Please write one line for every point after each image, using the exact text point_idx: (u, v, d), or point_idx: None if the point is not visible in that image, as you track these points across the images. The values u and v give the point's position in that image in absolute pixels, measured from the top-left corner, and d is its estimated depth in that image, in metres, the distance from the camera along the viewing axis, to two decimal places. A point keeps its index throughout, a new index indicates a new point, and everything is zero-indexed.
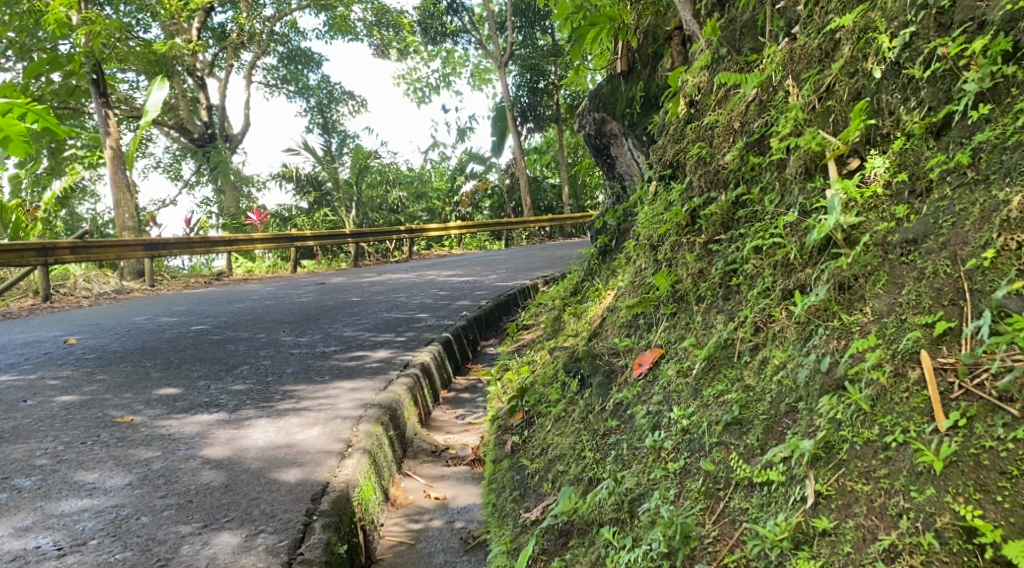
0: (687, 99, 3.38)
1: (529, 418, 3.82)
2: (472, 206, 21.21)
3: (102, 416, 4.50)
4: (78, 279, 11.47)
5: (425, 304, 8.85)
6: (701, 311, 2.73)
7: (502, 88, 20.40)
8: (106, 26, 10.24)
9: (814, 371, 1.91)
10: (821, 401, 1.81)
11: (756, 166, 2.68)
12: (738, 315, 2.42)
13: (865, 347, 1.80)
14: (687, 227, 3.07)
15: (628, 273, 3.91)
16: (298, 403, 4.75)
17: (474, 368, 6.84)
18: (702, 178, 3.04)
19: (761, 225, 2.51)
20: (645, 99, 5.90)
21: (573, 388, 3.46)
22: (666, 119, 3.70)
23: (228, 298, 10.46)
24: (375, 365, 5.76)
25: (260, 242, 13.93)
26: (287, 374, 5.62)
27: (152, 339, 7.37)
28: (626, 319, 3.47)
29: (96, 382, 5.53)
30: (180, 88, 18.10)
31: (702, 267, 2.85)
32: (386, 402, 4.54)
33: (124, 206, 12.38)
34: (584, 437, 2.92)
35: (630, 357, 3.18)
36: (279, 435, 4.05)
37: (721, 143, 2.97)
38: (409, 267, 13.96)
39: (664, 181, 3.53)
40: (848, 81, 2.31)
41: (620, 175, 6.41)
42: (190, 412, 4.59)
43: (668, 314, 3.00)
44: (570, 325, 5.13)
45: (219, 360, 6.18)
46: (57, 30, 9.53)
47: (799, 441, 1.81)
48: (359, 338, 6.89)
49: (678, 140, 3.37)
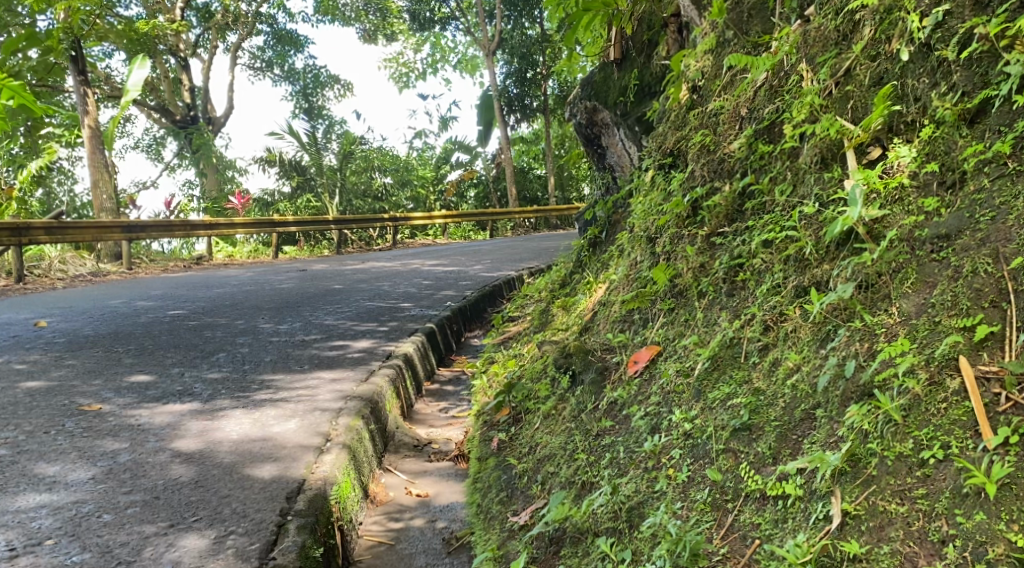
0: (690, 85, 3.23)
1: (517, 415, 3.67)
2: (457, 196, 21.05)
3: (69, 404, 4.31)
4: (53, 261, 11.19)
5: (409, 293, 8.67)
6: (704, 308, 2.61)
7: (491, 77, 20.23)
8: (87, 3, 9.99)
9: (835, 376, 1.76)
10: (847, 410, 1.67)
11: (765, 154, 2.52)
12: (746, 313, 2.29)
13: (896, 352, 1.65)
14: (688, 218, 2.92)
15: (624, 266, 3.77)
16: (275, 393, 4.58)
17: (457, 360, 6.68)
18: (704, 166, 2.90)
19: (771, 218, 2.36)
20: (638, 87, 5.78)
21: (564, 385, 3.31)
22: (665, 106, 3.55)
23: (206, 283, 10.23)
24: (357, 355, 5.59)
25: (242, 226, 13.70)
26: (265, 362, 5.45)
27: (126, 324, 7.16)
28: (621, 315, 3.34)
29: (64, 368, 5.32)
30: (163, 68, 17.75)
31: (705, 261, 2.74)
32: (367, 395, 4.38)
33: (102, 186, 12.12)
34: (577, 438, 2.78)
35: (625, 354, 3.04)
36: (255, 427, 3.88)
37: (726, 130, 2.83)
38: (393, 255, 13.77)
39: (662, 170, 3.36)
40: (870, 66, 2.16)
41: (611, 165, 6.24)
42: (161, 402, 4.40)
43: (667, 310, 2.89)
44: (559, 317, 4.98)
45: (194, 347, 5.98)
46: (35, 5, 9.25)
47: (821, 455, 1.67)
48: (341, 327, 6.71)
49: (680, 127, 3.21)
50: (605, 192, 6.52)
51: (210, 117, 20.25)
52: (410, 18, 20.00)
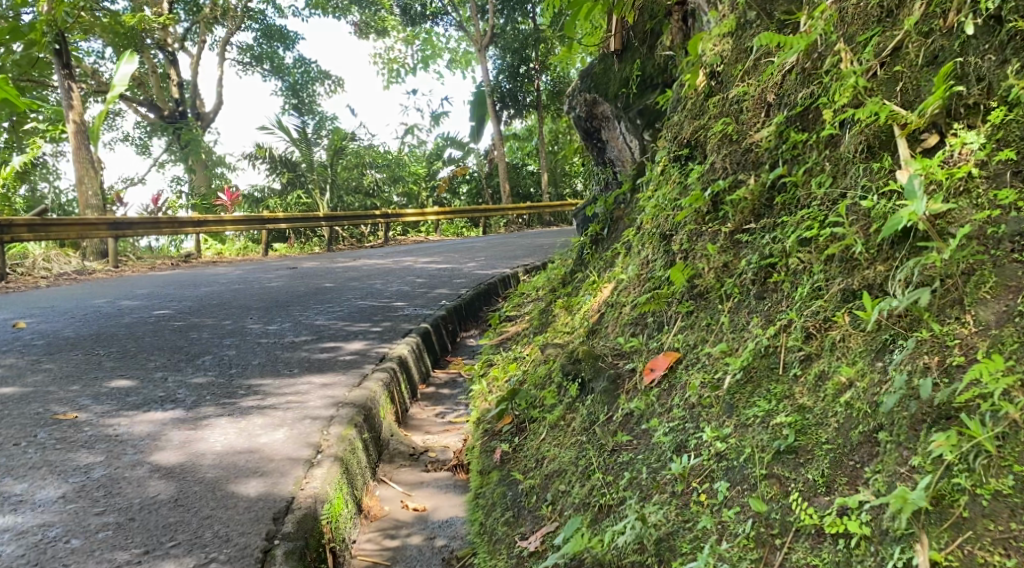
0: (707, 70, 2.99)
1: (520, 424, 3.44)
2: (449, 192, 20.80)
3: (43, 412, 4.07)
4: (37, 258, 10.91)
5: (402, 291, 8.42)
6: (729, 312, 2.39)
7: (483, 73, 19.99)
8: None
9: (906, 396, 1.56)
10: (928, 437, 1.49)
11: (798, 143, 2.29)
12: (782, 319, 2.07)
13: (987, 370, 1.46)
14: (709, 214, 2.70)
15: (634, 264, 3.54)
16: (263, 399, 4.34)
17: (453, 361, 6.44)
18: (726, 158, 2.67)
19: (808, 213, 2.14)
20: (641, 79, 5.55)
21: (573, 393, 3.08)
22: (680, 93, 3.30)
23: (194, 281, 9.97)
24: (349, 357, 5.35)
25: (230, 223, 13.42)
26: (253, 366, 5.21)
27: (110, 324, 6.90)
28: (633, 318, 3.13)
29: (41, 372, 5.07)
30: (151, 62, 17.45)
31: (728, 260, 2.52)
32: (360, 401, 4.14)
33: (87, 181, 11.82)
34: (589, 453, 2.56)
35: (641, 360, 2.81)
36: (240, 437, 3.64)
37: (751, 118, 2.61)
38: (385, 253, 13.54)
39: (676, 162, 3.11)
40: (923, 44, 1.95)
41: (611, 160, 6.04)
42: (141, 410, 4.16)
43: (686, 314, 2.67)
44: (562, 318, 4.75)
45: (179, 349, 5.73)
46: None
47: (895, 489, 1.48)
48: (332, 328, 6.47)
49: (698, 116, 2.98)
50: (605, 188, 6.30)
51: (198, 113, 19.90)
52: (401, 12, 19.70)
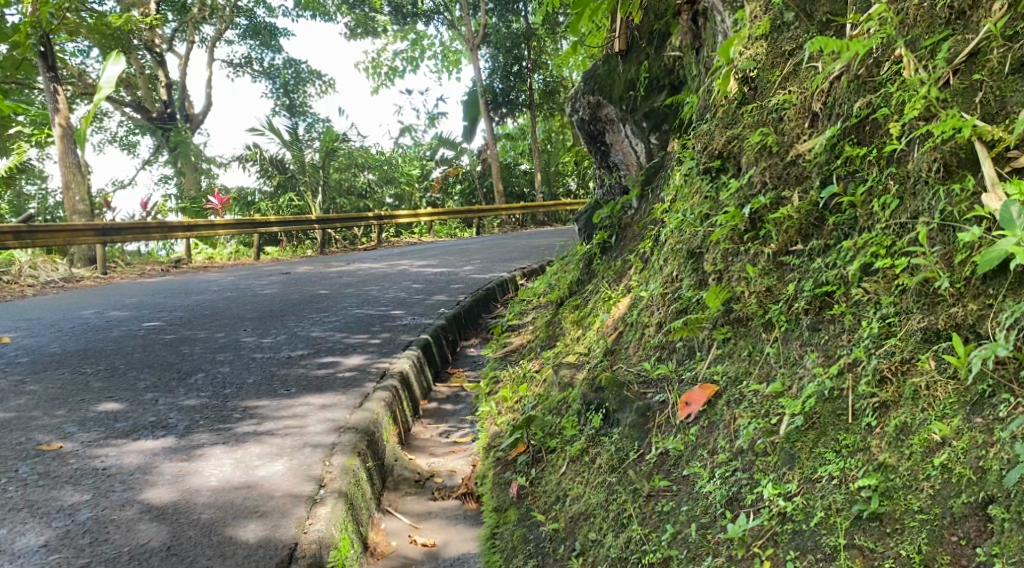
0: (739, 76, 2.76)
1: (536, 454, 3.21)
2: (442, 192, 20.51)
3: (26, 442, 3.83)
4: (24, 265, 10.63)
5: (399, 299, 8.18)
6: (777, 342, 2.18)
7: (476, 72, 19.74)
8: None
9: None
10: None
11: (857, 158, 2.11)
12: (844, 356, 1.91)
13: None
14: (746, 233, 2.47)
15: (655, 280, 3.29)
16: (260, 424, 4.10)
17: (454, 373, 6.19)
18: (765, 171, 2.46)
19: (872, 237, 1.99)
20: (649, 80, 5.33)
21: (596, 424, 2.84)
22: (709, 99, 3.06)
23: (185, 288, 9.70)
24: (348, 375, 5.11)
25: (221, 227, 13.15)
26: (248, 385, 4.97)
27: (98, 338, 6.65)
28: (657, 343, 2.90)
29: (25, 395, 4.82)
30: (138, 64, 17.14)
31: (772, 284, 2.31)
32: (363, 426, 3.90)
33: (75, 187, 11.53)
34: (621, 497, 2.35)
35: (672, 391, 2.58)
36: (237, 470, 3.41)
37: (794, 128, 2.41)
38: (379, 255, 13.28)
39: (703, 175, 2.88)
40: (1009, 49, 1.82)
41: (616, 164, 5.82)
42: (130, 437, 3.91)
43: (720, 340, 2.45)
44: (572, 334, 4.54)
45: (170, 367, 5.48)
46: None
47: None
48: (329, 340, 6.22)
49: (729, 124, 2.75)
50: (608, 192, 6.08)
51: (188, 115, 19.60)
52: (392, 11, 19.42)
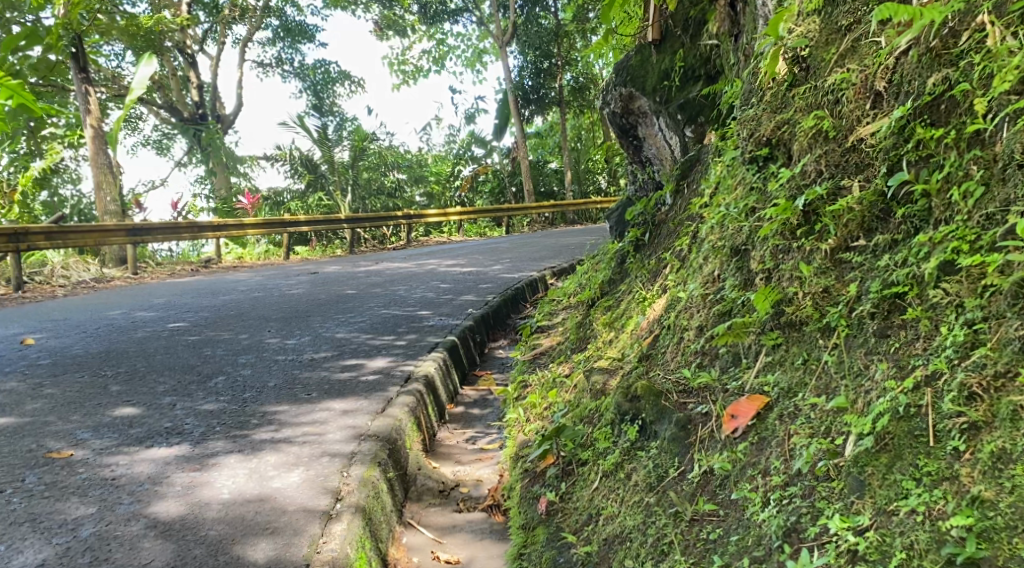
0: (789, 55, 2.51)
1: (567, 466, 2.98)
2: (472, 191, 20.25)
3: (35, 449, 3.69)
4: (56, 266, 10.63)
5: (426, 299, 8.00)
6: (836, 350, 1.95)
7: (505, 70, 19.63)
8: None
9: None
10: None
11: (931, 141, 1.88)
12: (923, 367, 1.69)
13: None
14: (800, 227, 2.24)
15: (695, 280, 3.05)
16: (278, 431, 3.92)
17: (481, 376, 5.98)
18: (821, 158, 2.21)
19: (954, 231, 1.76)
20: (684, 70, 5.08)
21: (630, 437, 2.61)
22: (754, 83, 2.82)
23: (213, 289, 9.62)
24: (371, 378, 4.92)
25: (251, 227, 13.09)
26: (269, 388, 4.80)
27: (122, 340, 6.54)
28: (698, 349, 2.67)
29: (42, 399, 4.69)
30: (170, 65, 17.22)
31: (830, 284, 2.08)
32: (383, 434, 3.72)
33: (106, 188, 11.54)
34: (660, 519, 2.12)
35: (716, 403, 2.36)
36: (250, 482, 3.24)
37: (854, 109, 2.17)
38: (408, 255, 13.14)
39: (750, 166, 2.64)
40: None
41: (649, 159, 5.59)
42: (143, 445, 3.75)
43: (770, 348, 2.24)
44: (604, 336, 4.32)
45: (191, 370, 5.33)
46: None
47: None
48: (354, 342, 6.04)
49: (778, 108, 2.51)
50: (641, 189, 5.81)
51: (220, 116, 19.61)
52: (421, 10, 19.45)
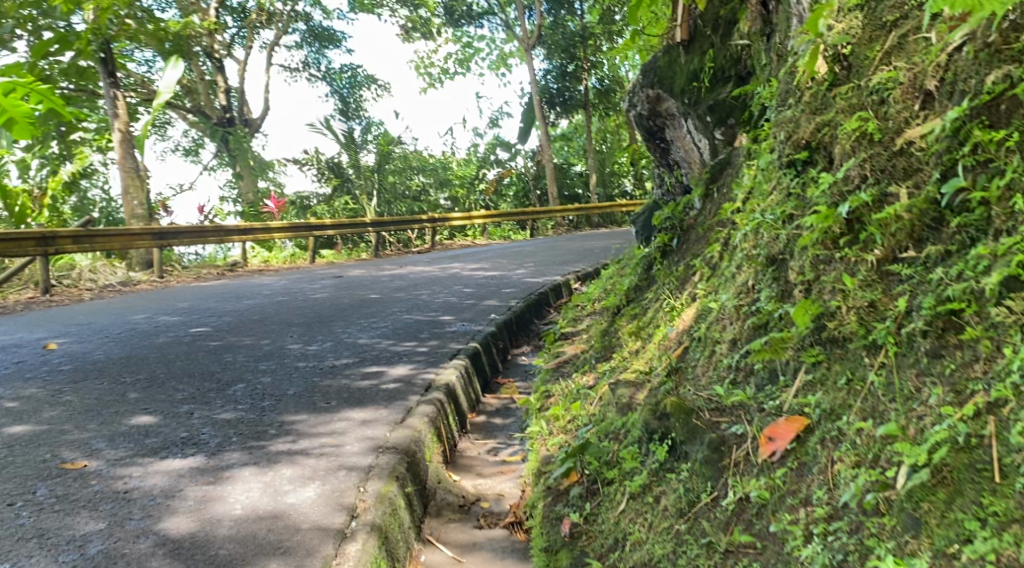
0: (829, 54, 2.37)
1: (592, 485, 2.85)
2: (496, 195, 20.17)
3: (49, 460, 3.61)
4: (84, 269, 10.66)
5: (449, 304, 7.89)
6: (885, 370, 1.82)
7: (530, 73, 19.56)
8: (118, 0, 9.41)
9: None
10: None
11: (991, 143, 1.74)
12: (984, 393, 1.55)
13: None
14: (843, 237, 2.11)
15: (727, 290, 2.92)
16: (295, 442, 3.82)
17: (504, 384, 5.86)
18: (866, 163, 2.08)
19: (1017, 242, 1.62)
20: (713, 71, 4.95)
21: (660, 457, 2.48)
22: (791, 84, 2.68)
23: (238, 293, 9.58)
24: (391, 387, 4.81)
25: (278, 231, 13.09)
26: (288, 396, 4.70)
27: (144, 345, 6.49)
28: (733, 364, 2.54)
29: (59, 407, 4.63)
30: (198, 69, 17.31)
31: (876, 299, 1.95)
32: (402, 446, 3.61)
33: (134, 192, 11.56)
34: (691, 551, 2.00)
35: (751, 424, 2.23)
36: (264, 497, 3.14)
37: (901, 110, 2.04)
38: (432, 258, 13.08)
39: (788, 170, 2.49)
40: None
41: (676, 162, 5.40)
42: (158, 456, 3.66)
43: (810, 365, 2.11)
44: (630, 346, 4.19)
45: (210, 377, 5.25)
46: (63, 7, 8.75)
47: None
48: (375, 349, 5.94)
49: (817, 109, 2.37)
50: (667, 193, 5.66)
51: (247, 120, 19.68)
52: (446, 14, 19.49)
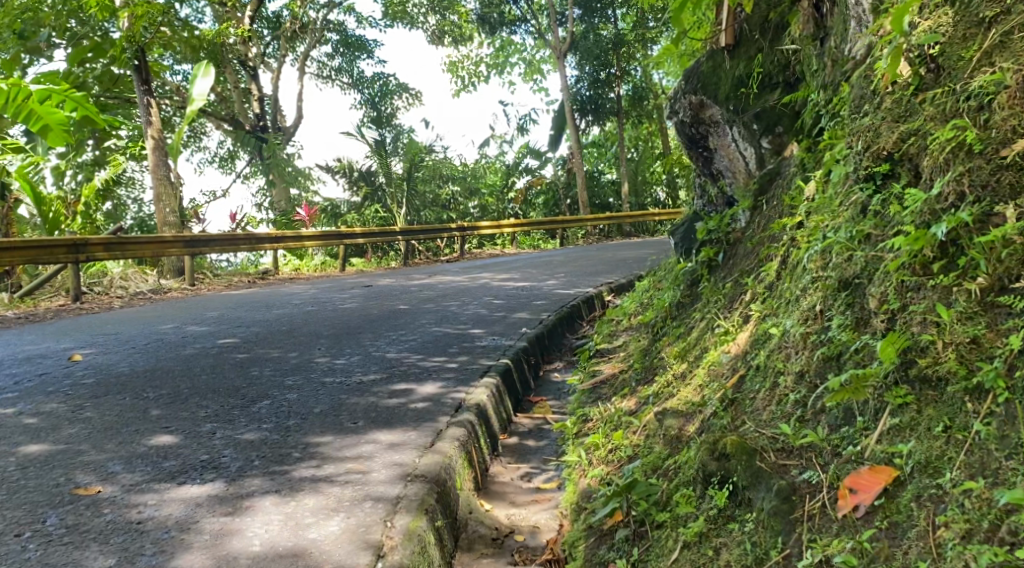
0: (914, 54, 2.11)
1: (640, 528, 2.60)
2: (526, 204, 19.97)
3: (63, 484, 3.43)
4: (115, 276, 10.58)
5: (480, 316, 7.66)
6: (1002, 421, 1.60)
7: (561, 81, 19.30)
8: (153, 8, 9.32)
9: None
10: None
11: None
12: None
13: None
14: (937, 262, 1.88)
15: (791, 314, 2.66)
16: (320, 467, 3.60)
17: (537, 402, 5.60)
18: (964, 176, 1.84)
19: None
20: (763, 76, 4.65)
21: (719, 502, 2.24)
22: (863, 86, 2.41)
23: (267, 301, 9.42)
24: (421, 406, 4.58)
25: (309, 239, 12.95)
26: (313, 415, 4.49)
27: (170, 357, 6.33)
28: (800, 400, 2.28)
29: (78, 424, 4.46)
30: (231, 77, 17.28)
31: (981, 334, 1.73)
32: (432, 474, 3.39)
33: (166, 199, 11.50)
34: None
35: (827, 471, 1.98)
36: (284, 531, 2.93)
37: (1007, 119, 1.80)
38: (462, 267, 12.88)
39: (865, 183, 2.24)
40: None
41: (718, 172, 5.09)
42: (175, 481, 3.45)
43: (895, 407, 1.86)
44: (675, 369, 3.92)
45: (234, 393, 5.05)
46: (98, 14, 8.68)
47: None
48: (404, 364, 5.72)
49: (901, 115, 2.11)
50: (709, 205, 5.35)
51: (280, 127, 19.65)
52: (479, 21, 19.34)
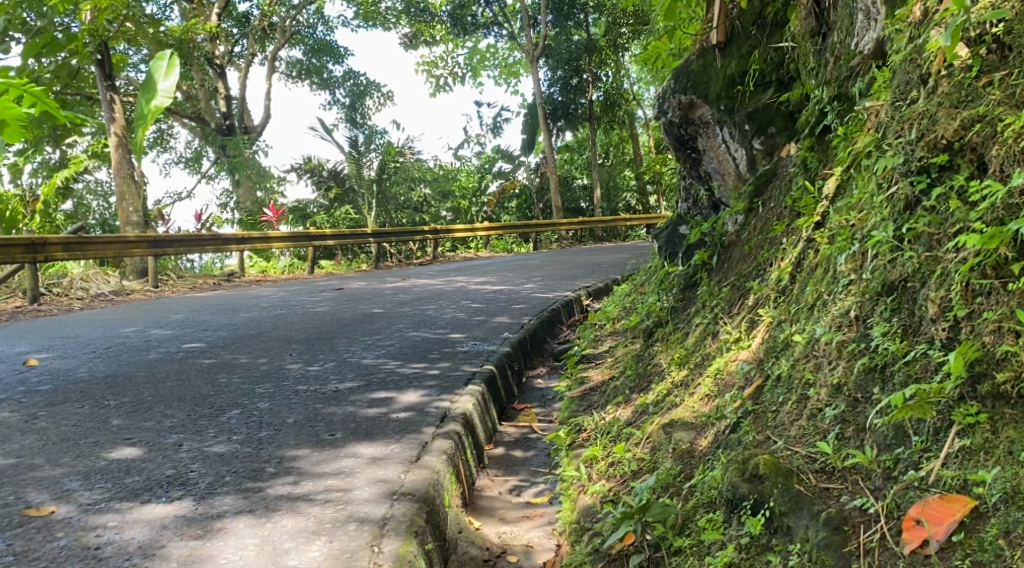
0: (978, 37, 1.96)
1: (655, 554, 2.37)
2: (498, 207, 19.80)
3: (12, 505, 3.11)
4: (75, 277, 10.13)
5: (458, 320, 7.39)
6: None
7: (535, 85, 19.10)
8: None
9: None
10: None
11: None
12: None
13: None
14: (1014, 262, 1.74)
15: (815, 321, 2.42)
16: (297, 484, 3.32)
17: (522, 410, 5.35)
18: None
19: None
20: (759, 72, 4.41)
21: (752, 529, 2.01)
22: (906, 72, 2.22)
23: (234, 304, 9.05)
24: (402, 417, 4.31)
25: (277, 242, 12.56)
26: (287, 426, 4.20)
27: (132, 362, 5.97)
28: (837, 415, 2.06)
29: (31, 435, 4.12)
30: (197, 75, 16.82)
31: None
32: (421, 492, 3.13)
33: (129, 198, 11.07)
34: None
35: (882, 497, 1.80)
36: (260, 558, 2.66)
37: None
38: (436, 270, 12.62)
39: (914, 176, 2.06)
40: None
41: (707, 174, 4.78)
42: (138, 500, 3.16)
43: (963, 426, 1.72)
44: (674, 377, 3.69)
45: (202, 402, 4.73)
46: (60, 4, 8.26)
47: None
48: (382, 371, 5.44)
49: (963, 102, 1.95)
50: (692, 208, 5.04)
51: (247, 126, 19.21)
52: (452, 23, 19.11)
